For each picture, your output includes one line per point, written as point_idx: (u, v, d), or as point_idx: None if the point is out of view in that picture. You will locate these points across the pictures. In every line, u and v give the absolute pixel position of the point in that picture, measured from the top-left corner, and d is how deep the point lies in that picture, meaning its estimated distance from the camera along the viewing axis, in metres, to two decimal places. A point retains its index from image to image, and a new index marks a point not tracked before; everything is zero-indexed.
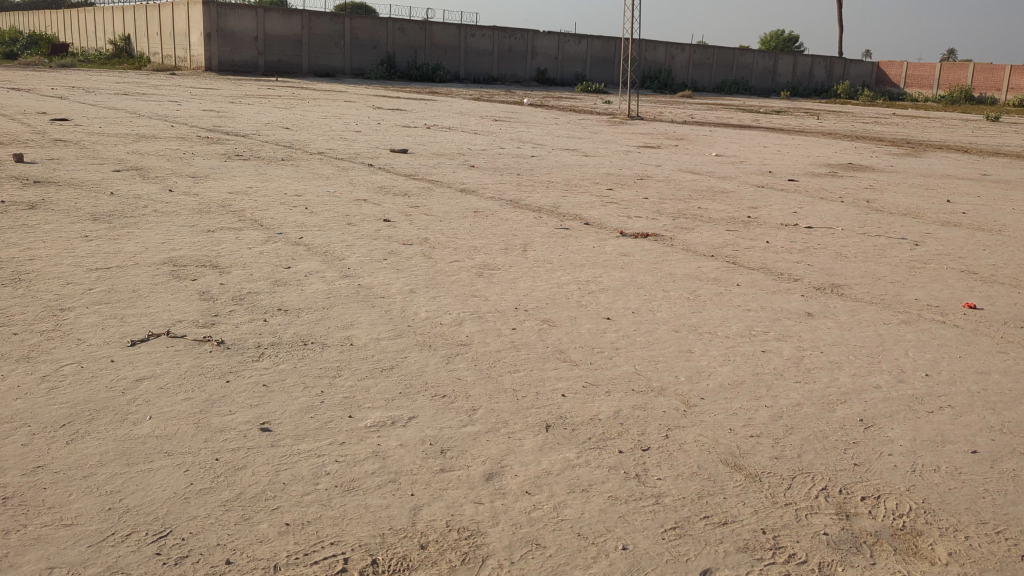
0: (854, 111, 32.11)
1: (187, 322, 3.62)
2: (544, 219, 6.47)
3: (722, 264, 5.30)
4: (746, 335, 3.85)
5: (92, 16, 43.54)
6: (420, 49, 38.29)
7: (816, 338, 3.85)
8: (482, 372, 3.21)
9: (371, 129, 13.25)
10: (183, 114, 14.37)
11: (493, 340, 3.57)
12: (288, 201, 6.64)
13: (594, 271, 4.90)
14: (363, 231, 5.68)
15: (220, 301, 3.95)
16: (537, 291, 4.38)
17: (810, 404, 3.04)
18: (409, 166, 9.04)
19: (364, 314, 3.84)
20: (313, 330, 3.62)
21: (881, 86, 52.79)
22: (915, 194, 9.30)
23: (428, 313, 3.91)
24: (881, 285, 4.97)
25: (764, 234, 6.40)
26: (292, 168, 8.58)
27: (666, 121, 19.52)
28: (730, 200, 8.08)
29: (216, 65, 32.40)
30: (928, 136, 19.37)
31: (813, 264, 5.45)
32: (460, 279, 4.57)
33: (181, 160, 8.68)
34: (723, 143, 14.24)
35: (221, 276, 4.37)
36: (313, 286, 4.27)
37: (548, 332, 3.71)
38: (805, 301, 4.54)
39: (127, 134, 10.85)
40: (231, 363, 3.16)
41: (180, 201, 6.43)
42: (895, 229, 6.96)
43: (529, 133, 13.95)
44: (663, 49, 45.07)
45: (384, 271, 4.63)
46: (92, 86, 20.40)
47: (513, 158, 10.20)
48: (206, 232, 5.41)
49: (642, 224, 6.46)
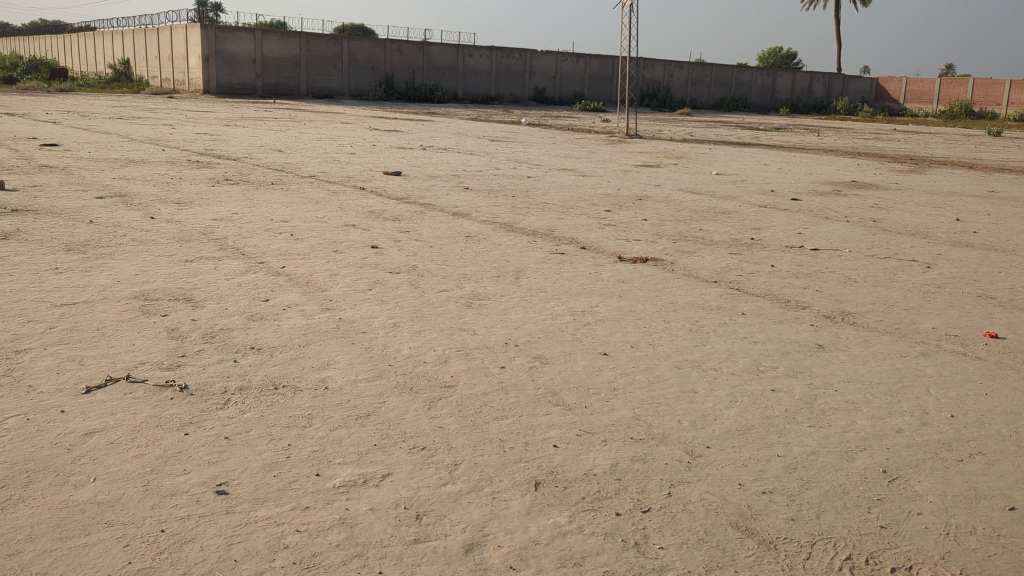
0: (855, 127, 32.00)
1: (150, 364, 3.35)
2: (538, 243, 6.22)
3: (725, 290, 5.04)
4: (752, 371, 3.58)
5: (91, 40, 43.50)
6: (418, 70, 38.22)
7: (829, 375, 3.59)
8: (466, 419, 2.94)
9: (365, 150, 13.04)
10: (176, 137, 14.16)
11: (480, 381, 3.31)
12: (273, 228, 6.39)
13: (590, 300, 4.64)
14: (348, 259, 5.42)
15: (189, 340, 3.68)
16: (530, 323, 4.12)
17: (826, 455, 2.79)
18: (402, 189, 8.80)
19: (342, 353, 3.57)
20: (285, 371, 3.35)
21: (880, 102, 52.70)
22: (923, 212, 9.06)
23: (412, 350, 3.65)
24: (895, 312, 4.72)
25: (768, 258, 6.14)
26: (282, 192, 8.34)
27: (666, 139, 19.33)
28: (732, 221, 7.82)
29: (215, 88, 32.33)
30: (931, 152, 19.20)
31: (820, 290, 5.20)
32: (448, 310, 4.31)
33: (168, 186, 8.44)
34: (724, 161, 14.04)
35: (194, 311, 4.10)
36: (290, 322, 4.00)
37: (539, 371, 3.45)
38: (815, 331, 4.27)
39: (116, 158, 10.63)
40: (191, 412, 2.88)
41: (160, 229, 6.18)
42: (905, 250, 6.72)
43: (526, 153, 13.73)
44: (662, 67, 45.01)
45: (368, 303, 4.37)
46: (87, 110, 20.24)
47: (509, 179, 9.97)
48: (184, 262, 5.15)
49: (641, 248, 6.21)
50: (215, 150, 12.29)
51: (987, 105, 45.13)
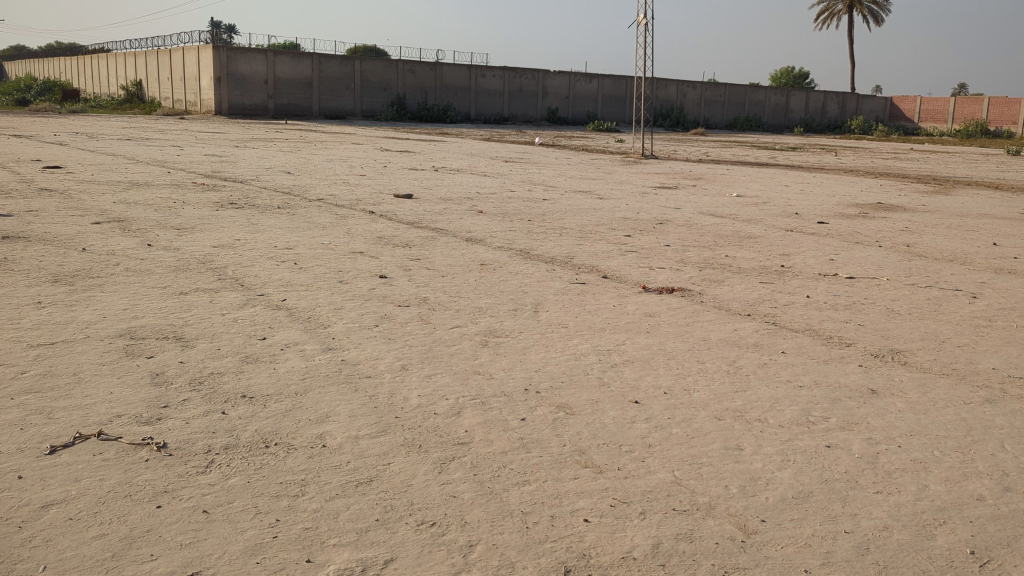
0: (872, 146, 31.57)
1: (127, 417, 2.99)
2: (557, 272, 5.85)
3: (760, 325, 4.65)
4: (802, 424, 3.18)
5: (105, 62, 43.65)
6: (430, 90, 38.10)
7: (889, 428, 3.18)
8: (483, 486, 2.56)
9: (376, 172, 12.73)
10: (184, 159, 13.91)
11: (498, 437, 2.93)
12: (276, 256, 6.06)
13: (616, 337, 4.26)
14: (353, 291, 5.06)
15: (174, 387, 3.32)
16: (551, 365, 3.75)
17: (901, 530, 2.40)
18: (413, 213, 8.46)
19: (343, 403, 3.20)
20: (279, 426, 2.98)
21: (895, 122, 52.29)
22: (957, 236, 8.65)
23: (421, 399, 3.27)
24: (949, 350, 4.32)
25: (803, 287, 5.75)
26: (287, 217, 8.01)
27: (682, 160, 18.97)
28: (760, 247, 7.43)
29: (226, 109, 32.27)
30: (954, 173, 18.78)
31: (863, 324, 4.80)
32: (461, 350, 3.93)
33: (170, 210, 8.13)
34: (744, 182, 13.68)
35: (183, 353, 3.75)
36: (287, 364, 3.64)
37: (564, 424, 3.06)
38: (866, 373, 3.87)
39: (119, 181, 10.36)
40: (167, 479, 2.52)
41: (156, 258, 5.85)
42: (945, 278, 6.31)
43: (540, 174, 13.42)
44: (675, 86, 44.76)
45: (374, 342, 4.01)
46: (96, 132, 20.02)
47: (524, 202, 9.62)
48: (177, 295, 4.82)
49: (667, 278, 5.83)
50: (222, 172, 12.02)
51: (1004, 124, 44.71)
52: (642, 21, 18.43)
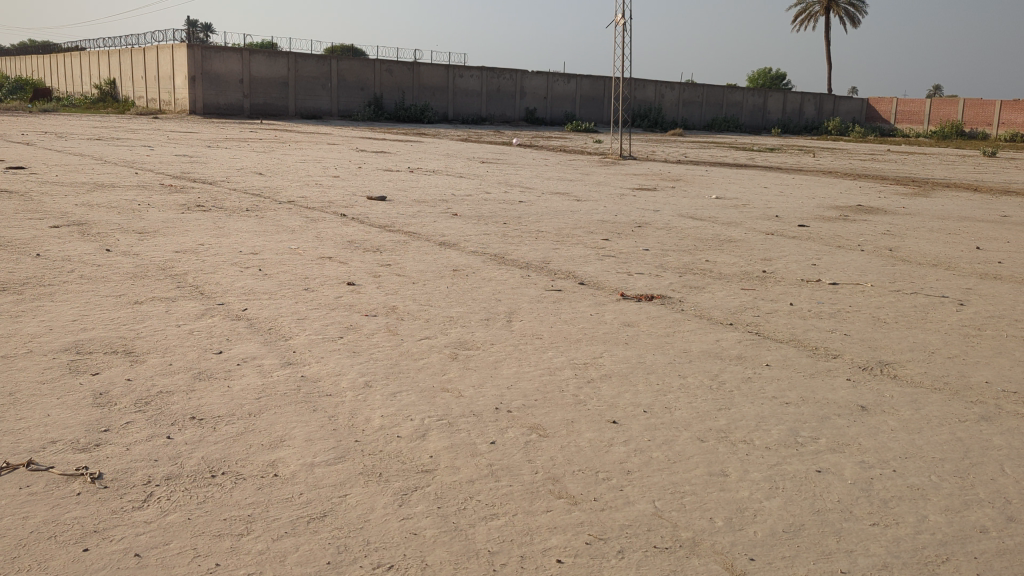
0: (851, 148, 31.69)
1: (62, 442, 2.75)
2: (532, 278, 5.65)
3: (743, 335, 4.47)
4: (790, 446, 3.00)
5: (78, 60, 42.97)
6: (408, 90, 37.79)
7: (882, 450, 3.01)
8: (448, 522, 2.35)
9: (350, 173, 12.47)
10: (153, 159, 13.56)
11: (465, 463, 2.72)
12: (241, 262, 5.82)
13: (593, 349, 4.06)
14: (318, 300, 4.82)
15: (118, 407, 3.07)
16: (524, 381, 3.54)
17: (901, 568, 2.22)
18: (386, 216, 8.22)
19: (300, 426, 2.97)
20: (228, 452, 2.74)
21: (871, 123, 52.59)
22: (939, 240, 8.54)
23: (384, 420, 3.05)
24: (939, 362, 4.16)
25: (785, 294, 5.59)
26: (255, 220, 7.75)
27: (661, 161, 18.87)
28: (741, 251, 7.28)
29: (201, 108, 31.83)
30: (931, 175, 18.82)
31: (849, 333, 4.64)
32: (430, 364, 3.71)
33: (133, 213, 7.85)
34: (723, 184, 13.57)
35: (130, 369, 3.50)
36: (243, 382, 3.40)
37: (538, 449, 2.86)
38: (854, 389, 3.69)
39: (84, 183, 10.05)
40: (98, 517, 2.29)
41: (113, 264, 5.58)
42: (930, 284, 6.18)
43: (517, 175, 13.24)
44: (653, 87, 44.73)
45: (336, 356, 3.79)
46: (65, 132, 19.50)
47: (500, 205, 9.42)
48: (132, 304, 4.56)
49: (645, 284, 5.64)
50: (192, 173, 11.71)
51: (978, 125, 45.12)
52: (619, 21, 18.26)
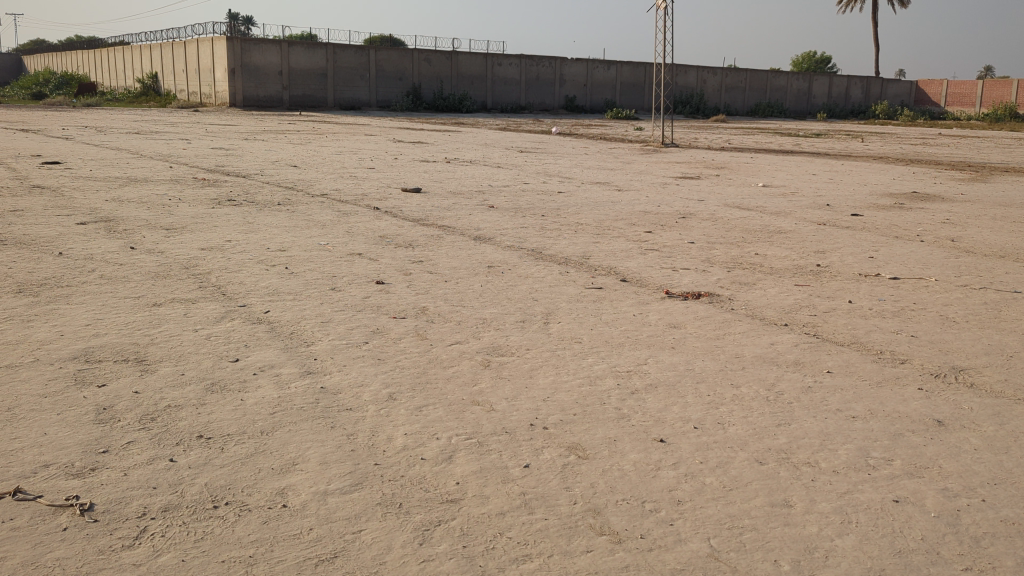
0: (899, 133, 30.77)
1: (55, 467, 2.51)
2: (571, 274, 5.34)
3: (800, 338, 4.11)
4: (861, 470, 2.67)
5: (122, 55, 43.50)
6: (446, 80, 37.56)
7: (966, 474, 2.67)
8: (474, 565, 2.06)
9: (387, 164, 12.25)
10: (189, 153, 13.48)
11: (495, 492, 2.43)
12: (268, 259, 5.59)
13: (637, 355, 3.75)
14: (344, 301, 4.56)
15: (121, 424, 2.84)
16: (561, 393, 3.23)
17: None
18: (420, 210, 7.95)
19: (315, 446, 2.70)
20: (235, 477, 2.49)
21: (920, 106, 51.19)
22: (1003, 229, 8.04)
23: (407, 439, 2.78)
24: (1020, 368, 3.77)
25: (843, 290, 5.21)
26: (286, 214, 7.54)
27: (704, 148, 18.42)
28: (792, 243, 6.90)
29: (241, 101, 31.90)
30: (989, 158, 18.10)
31: (916, 335, 4.25)
32: (459, 374, 3.43)
33: (163, 208, 7.68)
34: (768, 171, 13.11)
35: (140, 380, 3.27)
36: (258, 394, 3.15)
37: (577, 474, 2.56)
38: (928, 400, 3.33)
39: (118, 177, 9.96)
40: (82, 559, 2.05)
41: (136, 262, 5.38)
42: (999, 278, 5.75)
43: (556, 164, 12.91)
44: (695, 73, 43.94)
45: (359, 364, 3.52)
46: (106, 126, 19.53)
47: (539, 196, 9.11)
48: (150, 307, 4.35)
49: (692, 280, 5.30)
50: (227, 166, 11.57)
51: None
52: (660, 5, 17.81)
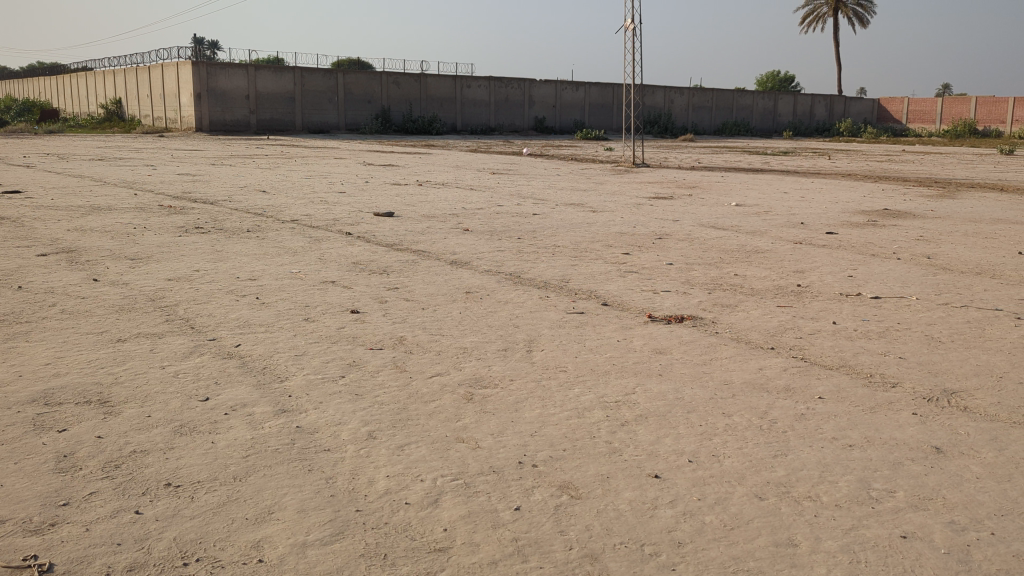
0: (863, 150, 31.20)
1: (10, 524, 2.34)
2: (551, 299, 5.23)
3: (789, 362, 4.02)
4: (866, 503, 2.57)
5: (85, 81, 42.97)
6: (415, 102, 37.50)
7: (972, 505, 2.57)
8: None
9: (357, 188, 12.10)
10: (154, 179, 13.23)
11: (486, 538, 2.29)
12: (238, 289, 5.42)
13: (624, 384, 3.63)
14: (318, 332, 4.41)
15: (82, 473, 2.66)
16: (549, 427, 3.10)
17: None
18: (394, 234, 7.81)
19: (292, 493, 2.54)
20: (206, 529, 2.33)
21: (882, 123, 52.06)
22: (977, 245, 8.06)
23: (390, 481, 2.63)
24: (1011, 389, 3.71)
25: (827, 311, 5.15)
26: (256, 242, 7.36)
27: (675, 167, 18.46)
28: (770, 263, 6.85)
29: (207, 125, 31.60)
30: (953, 174, 18.34)
31: (904, 357, 4.18)
32: (442, 409, 3.29)
33: (127, 237, 7.46)
34: (740, 190, 13.14)
35: (103, 423, 3.09)
36: (230, 436, 2.98)
37: (570, 515, 2.43)
38: (923, 425, 3.24)
39: (80, 205, 9.70)
40: None
41: (99, 295, 5.18)
42: (979, 295, 5.72)
43: (528, 186, 12.83)
44: (662, 93, 44.28)
45: (336, 400, 3.36)
46: (68, 153, 19.20)
47: (513, 218, 9.01)
48: (115, 343, 4.17)
49: (673, 303, 5.20)
50: (193, 193, 11.35)
51: (992, 124, 44.74)
52: (629, 26, 17.88)
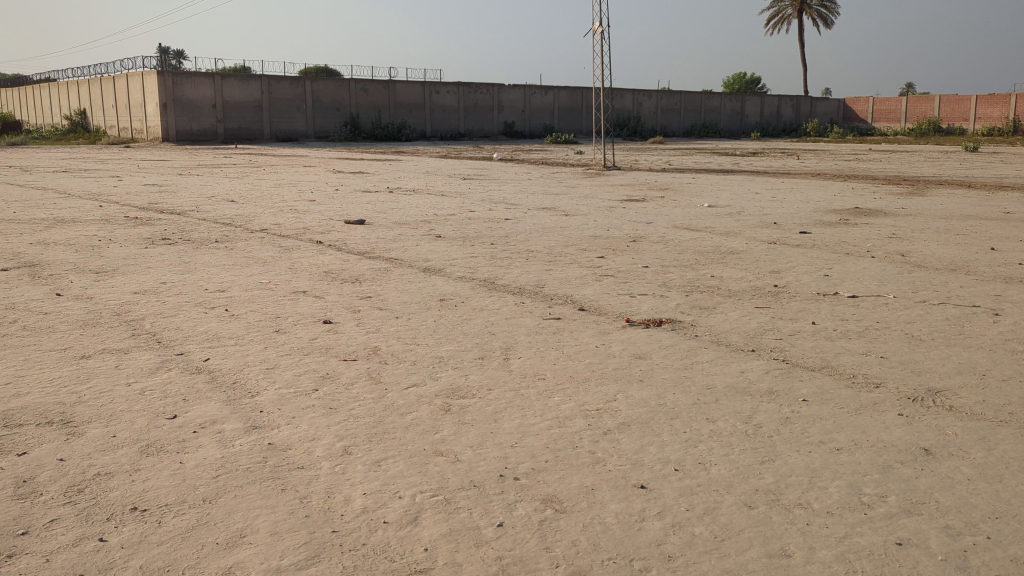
0: (832, 148, 31.49)
1: None
2: (527, 305, 5.15)
3: (770, 365, 3.97)
4: (858, 509, 2.50)
5: (47, 92, 42.36)
6: (384, 108, 37.30)
7: (966, 508, 2.52)
8: None
9: (328, 196, 11.95)
10: (119, 190, 12.99)
11: (469, 558, 2.20)
12: (206, 301, 5.28)
13: (606, 391, 3.55)
14: (290, 343, 4.29)
15: (42, 500, 2.53)
16: (530, 438, 3.01)
17: None
18: (365, 242, 7.69)
19: (264, 514, 2.43)
20: (175, 556, 2.21)
21: (849, 123, 52.65)
22: (949, 242, 8.09)
23: (367, 499, 2.53)
24: (995, 387, 3.68)
25: (805, 311, 5.12)
26: (224, 252, 7.21)
27: (646, 170, 18.48)
28: (746, 263, 6.82)
29: (174, 135, 31.25)
30: (921, 172, 18.57)
31: (887, 356, 4.15)
32: (419, 421, 3.19)
33: (92, 250, 7.28)
34: (712, 191, 13.15)
35: (65, 444, 2.95)
36: (199, 456, 2.86)
37: (555, 531, 2.34)
38: (910, 426, 3.19)
39: (44, 218, 9.49)
40: None
41: (62, 311, 5.02)
42: (955, 292, 5.72)
43: (500, 191, 12.74)
44: (631, 96, 44.44)
45: (309, 415, 3.25)
46: (31, 164, 18.85)
47: (485, 223, 8.92)
48: (78, 359, 4.02)
49: (651, 307, 5.14)
50: (159, 203, 11.14)
51: (956, 121, 45.49)
52: (598, 29, 17.89)
